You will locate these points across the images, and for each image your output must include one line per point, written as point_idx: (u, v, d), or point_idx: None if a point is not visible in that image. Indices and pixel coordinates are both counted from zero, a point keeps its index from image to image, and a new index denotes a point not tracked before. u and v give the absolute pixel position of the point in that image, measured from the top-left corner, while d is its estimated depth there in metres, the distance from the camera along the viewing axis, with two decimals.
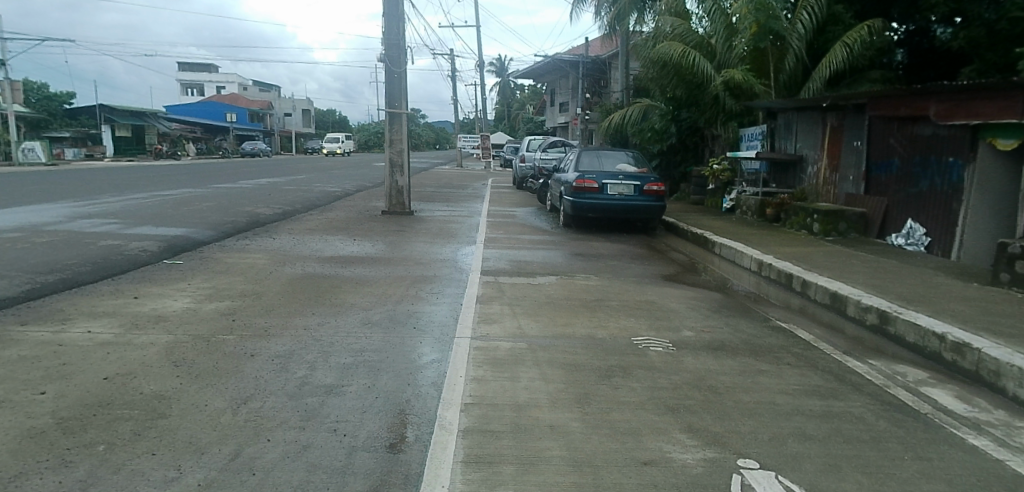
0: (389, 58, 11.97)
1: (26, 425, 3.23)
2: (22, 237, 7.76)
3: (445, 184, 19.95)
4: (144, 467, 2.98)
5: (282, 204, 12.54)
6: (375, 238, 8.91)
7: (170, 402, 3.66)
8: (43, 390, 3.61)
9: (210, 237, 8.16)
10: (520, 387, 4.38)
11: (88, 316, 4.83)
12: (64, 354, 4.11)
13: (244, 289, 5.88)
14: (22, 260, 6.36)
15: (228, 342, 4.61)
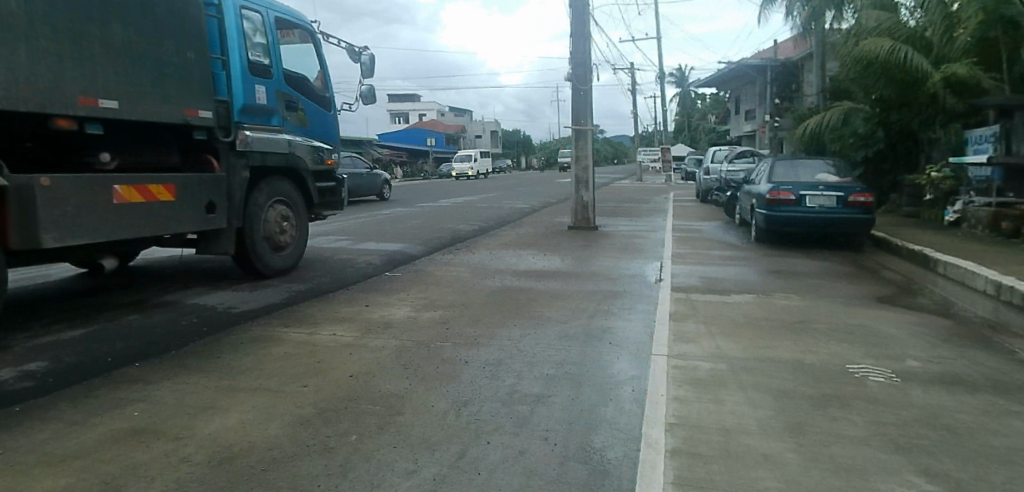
0: (576, 76, 12.30)
1: (297, 413, 3.82)
2: None
3: (627, 199, 19.89)
4: (389, 458, 3.37)
5: (478, 221, 13.41)
6: (564, 252, 9.17)
7: (404, 401, 4.09)
8: (306, 384, 4.24)
9: (421, 251, 8.98)
10: (725, 411, 4.24)
11: (331, 320, 5.56)
12: (318, 353, 4.79)
13: (453, 300, 6.38)
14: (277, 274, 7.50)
15: (445, 349, 5.03)
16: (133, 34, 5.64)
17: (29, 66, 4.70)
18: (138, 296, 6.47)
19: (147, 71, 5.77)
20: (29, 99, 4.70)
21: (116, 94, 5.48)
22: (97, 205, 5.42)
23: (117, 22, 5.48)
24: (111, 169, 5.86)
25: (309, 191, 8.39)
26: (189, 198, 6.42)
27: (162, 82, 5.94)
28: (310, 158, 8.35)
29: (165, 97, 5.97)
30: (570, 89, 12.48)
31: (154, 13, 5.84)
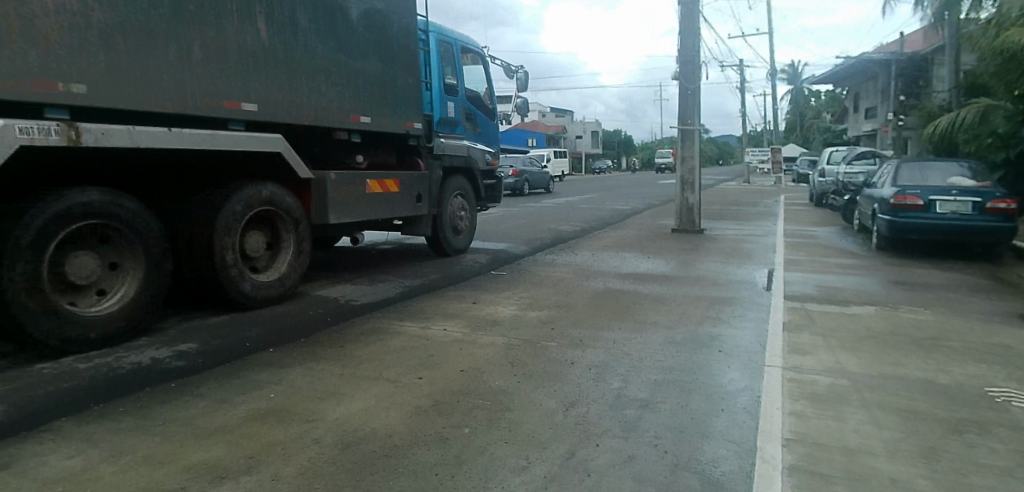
0: (684, 75, 12.02)
1: (414, 403, 4.01)
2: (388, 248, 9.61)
3: (733, 202, 19.16)
4: (501, 454, 3.45)
5: (579, 222, 13.40)
6: (669, 256, 8.98)
7: (513, 398, 4.18)
8: (420, 376, 4.44)
9: (524, 251, 9.09)
10: (847, 429, 4.01)
11: (442, 315, 5.78)
12: (430, 347, 4.99)
13: (557, 301, 6.43)
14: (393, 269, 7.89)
15: (551, 349, 5.08)
16: (387, 62, 7.35)
17: (328, 91, 6.51)
18: None
19: (392, 90, 7.50)
20: (333, 117, 6.59)
21: (373, 112, 7.25)
22: (357, 196, 7.20)
23: (376, 58, 7.16)
24: (364, 168, 7.62)
25: (479, 187, 10.02)
26: (405, 190, 8.11)
27: (399, 99, 7.67)
28: (482, 159, 10.07)
29: (400, 114, 7.73)
30: (677, 88, 12.21)
31: (397, 47, 7.54)
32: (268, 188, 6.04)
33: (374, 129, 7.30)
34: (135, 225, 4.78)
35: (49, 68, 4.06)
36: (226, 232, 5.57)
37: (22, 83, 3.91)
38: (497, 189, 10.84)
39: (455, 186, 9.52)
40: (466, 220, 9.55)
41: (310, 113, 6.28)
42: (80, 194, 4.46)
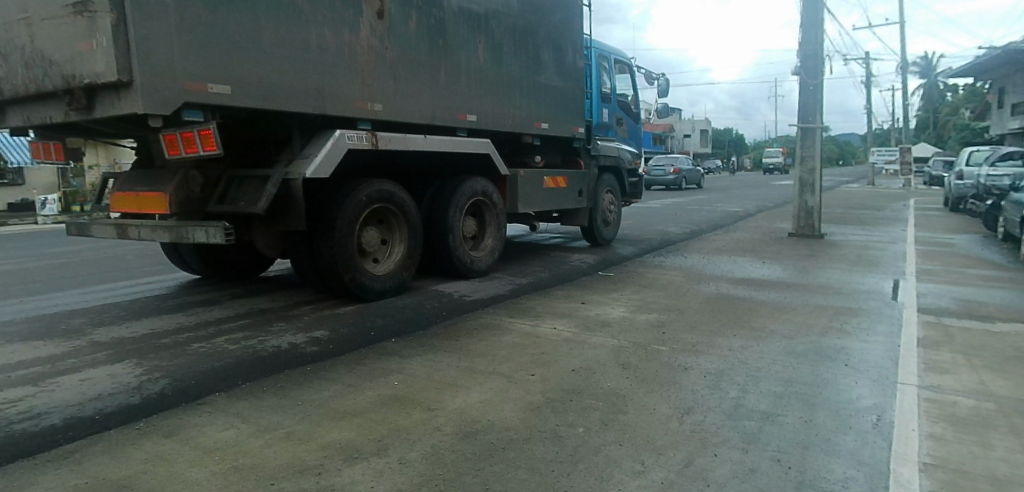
0: (805, 69, 11.41)
1: (528, 399, 4.10)
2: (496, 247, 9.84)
3: (856, 205, 17.90)
4: (616, 456, 3.45)
5: (688, 223, 13.07)
6: (785, 261, 8.56)
7: (626, 400, 4.16)
8: (533, 373, 4.52)
9: (631, 252, 8.99)
10: (995, 458, 3.65)
11: (551, 314, 5.84)
12: (542, 345, 5.07)
13: (668, 304, 6.32)
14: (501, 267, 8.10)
15: (664, 353, 5.00)
16: (557, 77, 8.83)
17: (516, 103, 8.10)
18: None
19: (561, 101, 9.00)
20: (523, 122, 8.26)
21: (547, 119, 8.73)
22: (533, 188, 8.72)
23: (549, 74, 8.65)
24: (540, 166, 9.19)
25: (625, 183, 11.38)
26: (570, 184, 9.54)
27: (566, 108, 9.16)
28: (627, 159, 11.34)
29: (566, 120, 9.19)
30: (798, 84, 11.61)
31: (566, 64, 8.99)
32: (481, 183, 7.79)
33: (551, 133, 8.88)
34: (409, 209, 6.58)
35: (363, 93, 6.13)
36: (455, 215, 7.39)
37: (348, 103, 5.98)
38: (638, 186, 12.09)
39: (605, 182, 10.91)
40: (615, 213, 10.94)
41: (510, 121, 8.03)
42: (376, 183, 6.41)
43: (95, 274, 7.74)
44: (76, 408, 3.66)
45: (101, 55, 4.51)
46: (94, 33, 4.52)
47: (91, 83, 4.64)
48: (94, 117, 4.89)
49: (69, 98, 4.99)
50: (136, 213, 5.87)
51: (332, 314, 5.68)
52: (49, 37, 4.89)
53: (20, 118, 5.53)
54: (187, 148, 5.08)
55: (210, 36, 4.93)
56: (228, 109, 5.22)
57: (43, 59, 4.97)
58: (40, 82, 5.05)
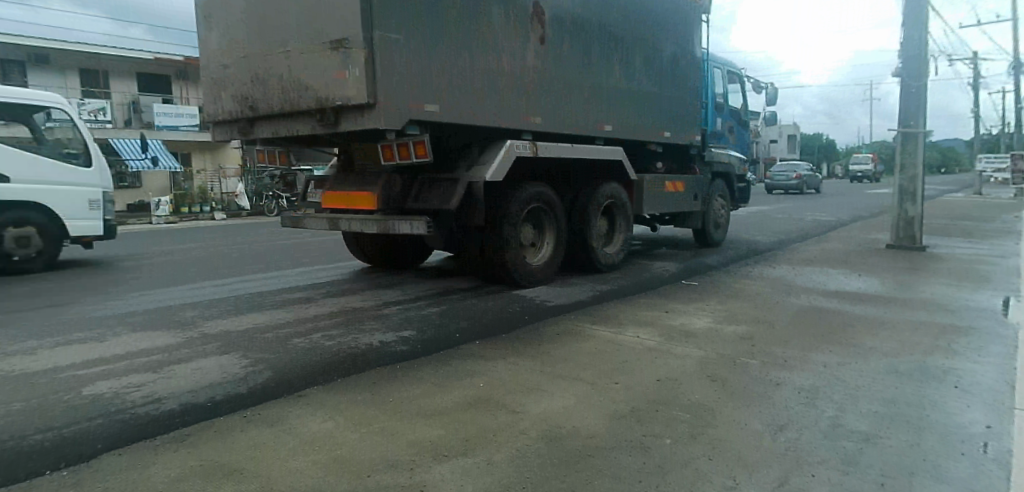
0: (907, 71, 10.78)
1: (613, 407, 4.06)
2: None
3: (962, 216, 16.64)
4: (706, 470, 3.35)
5: (775, 233, 12.60)
6: (883, 275, 8.09)
7: (715, 414, 4.04)
8: (617, 381, 4.48)
9: (716, 262, 8.75)
10: None
11: (634, 322, 5.77)
12: (625, 353, 5.02)
13: (756, 316, 6.11)
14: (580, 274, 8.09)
15: (753, 367, 4.84)
16: (679, 89, 9.73)
17: (647, 114, 9.05)
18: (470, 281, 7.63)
19: (681, 111, 9.87)
20: (651, 130, 9.19)
21: (670, 128, 9.63)
22: (657, 190, 9.60)
23: (672, 87, 9.55)
24: (661, 172, 10.08)
25: (733, 188, 12.09)
26: (686, 188, 10.32)
27: (686, 117, 10.02)
28: (737, 165, 12.10)
29: (686, 128, 10.06)
30: (899, 86, 10.99)
31: (687, 76, 9.85)
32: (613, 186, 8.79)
33: (674, 141, 9.79)
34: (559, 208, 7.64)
35: (531, 108, 7.21)
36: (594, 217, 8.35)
37: (517, 116, 7.05)
38: (746, 191, 12.75)
39: (718, 187, 11.65)
40: (724, 216, 11.59)
41: (639, 129, 8.97)
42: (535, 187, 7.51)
43: (201, 271, 8.27)
44: (190, 394, 3.95)
45: (354, 82, 5.75)
46: (348, 65, 5.76)
47: (343, 105, 5.89)
48: (338, 130, 6.14)
49: (318, 116, 6.24)
50: (346, 209, 7.24)
51: (456, 306, 6.15)
52: (302, 66, 6.16)
53: (262, 131, 6.84)
54: (403, 155, 6.36)
55: (420, 65, 6.06)
56: (434, 124, 6.44)
57: (296, 83, 6.25)
58: (290, 102, 6.34)
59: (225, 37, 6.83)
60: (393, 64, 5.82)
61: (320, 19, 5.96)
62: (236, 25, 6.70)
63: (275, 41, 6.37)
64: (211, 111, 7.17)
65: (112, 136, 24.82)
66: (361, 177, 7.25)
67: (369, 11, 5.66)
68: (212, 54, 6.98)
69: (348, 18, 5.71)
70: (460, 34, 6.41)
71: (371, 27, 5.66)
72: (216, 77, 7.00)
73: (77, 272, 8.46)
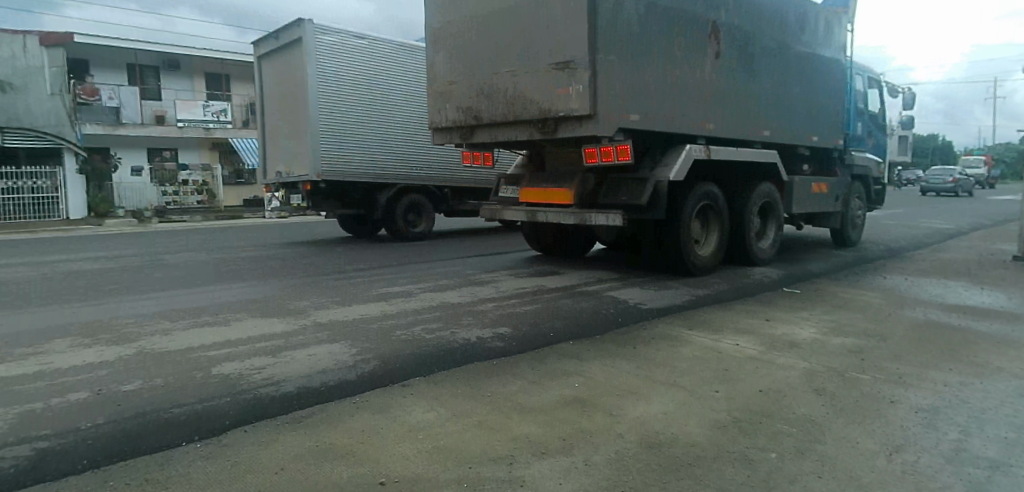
0: None
1: (713, 416, 3.97)
2: None
3: None
4: (816, 488, 3.19)
5: (886, 241, 11.91)
6: (1011, 289, 7.45)
7: (823, 430, 3.86)
8: (717, 389, 4.37)
9: (820, 269, 8.37)
10: None
11: (733, 330, 5.62)
12: (725, 360, 4.89)
13: (867, 328, 5.79)
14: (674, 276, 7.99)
15: (865, 382, 4.59)
16: (823, 93, 10.20)
17: (794, 117, 9.64)
18: (563, 278, 7.67)
19: (825, 114, 10.34)
20: (798, 134, 9.74)
21: (816, 131, 10.13)
22: (802, 191, 10.05)
23: (818, 92, 10.08)
24: (808, 174, 10.47)
25: (870, 190, 12.21)
26: (829, 190, 10.68)
27: (829, 121, 10.47)
28: (874, 168, 12.19)
29: (829, 131, 10.47)
30: None
31: (830, 82, 10.35)
32: (768, 186, 9.42)
33: (819, 144, 10.22)
34: (722, 206, 8.45)
35: (704, 116, 8.13)
36: (750, 215, 9.02)
37: (694, 122, 8.01)
38: (881, 194, 12.76)
39: (856, 189, 11.84)
40: (861, 218, 11.77)
41: (788, 132, 9.52)
42: (702, 187, 8.35)
43: (312, 263, 8.80)
44: (306, 379, 4.24)
45: (577, 96, 7.07)
46: (572, 82, 7.09)
47: (565, 115, 7.23)
48: (555, 136, 7.52)
49: (539, 124, 7.67)
50: (542, 202, 8.59)
51: (551, 305, 6.22)
52: (527, 84, 7.63)
53: (484, 137, 8.47)
54: (606, 157, 7.47)
55: (624, 80, 7.20)
56: (634, 131, 7.57)
57: (520, 97, 7.74)
58: (516, 113, 7.83)
59: (451, 61, 8.55)
60: (608, 80, 7.05)
61: (544, 46, 7.37)
62: (463, 50, 8.38)
63: (499, 64, 7.94)
64: (435, 119, 8.99)
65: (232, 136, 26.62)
66: (556, 176, 8.53)
67: (593, 39, 6.91)
68: (440, 74, 8.76)
69: (572, 43, 7.04)
70: (649, 52, 7.42)
71: (594, 51, 6.92)
72: (443, 91, 8.73)
73: (204, 260, 9.22)
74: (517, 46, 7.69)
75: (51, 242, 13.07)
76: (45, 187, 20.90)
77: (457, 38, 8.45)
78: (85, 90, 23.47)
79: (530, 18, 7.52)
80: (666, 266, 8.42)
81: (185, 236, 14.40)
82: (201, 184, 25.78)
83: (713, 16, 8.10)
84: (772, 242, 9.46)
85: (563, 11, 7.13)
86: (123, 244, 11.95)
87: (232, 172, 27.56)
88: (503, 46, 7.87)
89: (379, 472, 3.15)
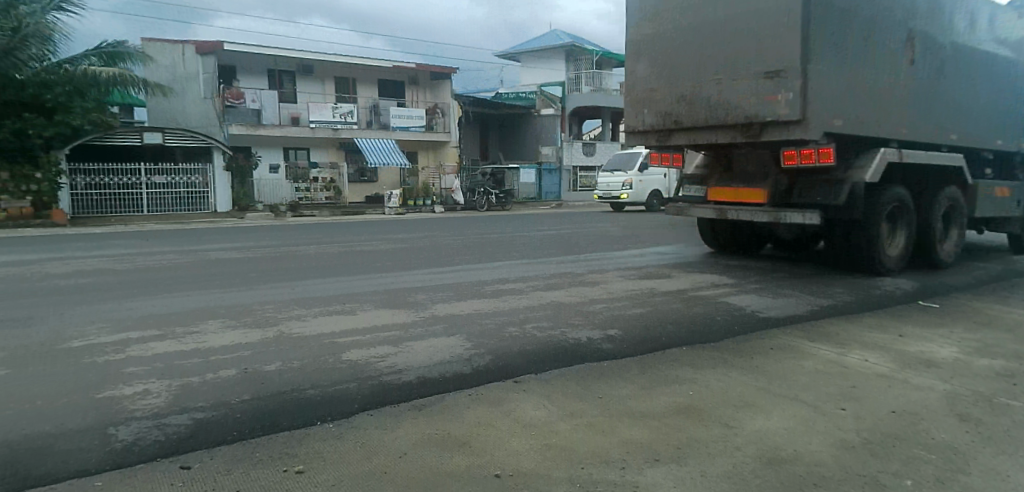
0: None
1: (840, 436, 3.73)
2: (785, 264, 9.18)
3: None
4: None
5: None
6: None
7: (967, 459, 3.51)
8: (844, 407, 4.12)
9: (961, 282, 7.67)
10: None
11: (861, 344, 5.28)
12: (852, 376, 4.61)
13: (1020, 350, 5.22)
14: (793, 283, 7.61)
15: (1018, 410, 4.14)
16: (1009, 93, 9.56)
17: (978, 120, 9.16)
18: (677, 280, 7.52)
19: (1010, 115, 9.68)
20: (981, 137, 9.26)
21: (1001, 133, 9.56)
22: (983, 195, 9.48)
23: (1004, 92, 9.47)
24: (991, 178, 9.81)
25: None
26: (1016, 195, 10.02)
27: (1016, 122, 9.80)
28: None
29: (1013, 134, 9.79)
30: None
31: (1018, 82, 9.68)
32: (953, 190, 9.11)
33: (1002, 147, 9.61)
34: (908, 207, 8.40)
35: (899, 121, 8.11)
36: (935, 218, 8.83)
37: (891, 126, 8.03)
38: None
39: None
40: None
41: (971, 135, 9.09)
42: (886, 189, 8.34)
43: (429, 258, 9.16)
44: (425, 369, 4.46)
45: (786, 104, 7.29)
46: (782, 90, 7.30)
47: (772, 120, 7.45)
48: (760, 140, 7.75)
49: (741, 128, 7.90)
50: (733, 201, 8.82)
51: (664, 309, 6.14)
52: (731, 91, 7.84)
53: (681, 140, 8.69)
54: (805, 160, 7.69)
55: (830, 85, 7.35)
56: (836, 135, 7.67)
57: (724, 104, 7.96)
58: (718, 118, 8.05)
59: (651, 69, 8.81)
60: (817, 89, 7.24)
61: (749, 55, 7.59)
62: (663, 58, 8.64)
63: (702, 72, 8.17)
64: (631, 124, 9.26)
65: (356, 136, 28.08)
66: (746, 176, 8.70)
67: (806, 48, 7.12)
68: (639, 80, 9.00)
69: (783, 53, 7.25)
70: (852, 59, 7.53)
71: (806, 59, 7.13)
72: (641, 97, 9.01)
73: (332, 253, 9.87)
74: (721, 55, 7.91)
75: (205, 233, 14.54)
76: (198, 183, 23.40)
77: (657, 48, 8.71)
78: (231, 94, 25.36)
79: (733, 30, 7.78)
80: (851, 264, 8.53)
81: (315, 230, 15.46)
82: (330, 183, 27.35)
83: (912, 25, 8.13)
84: (955, 246, 9.17)
85: (772, 23, 7.35)
86: (265, 236, 13.02)
87: (356, 171, 29.18)
88: (705, 55, 8.12)
89: (493, 465, 3.24)
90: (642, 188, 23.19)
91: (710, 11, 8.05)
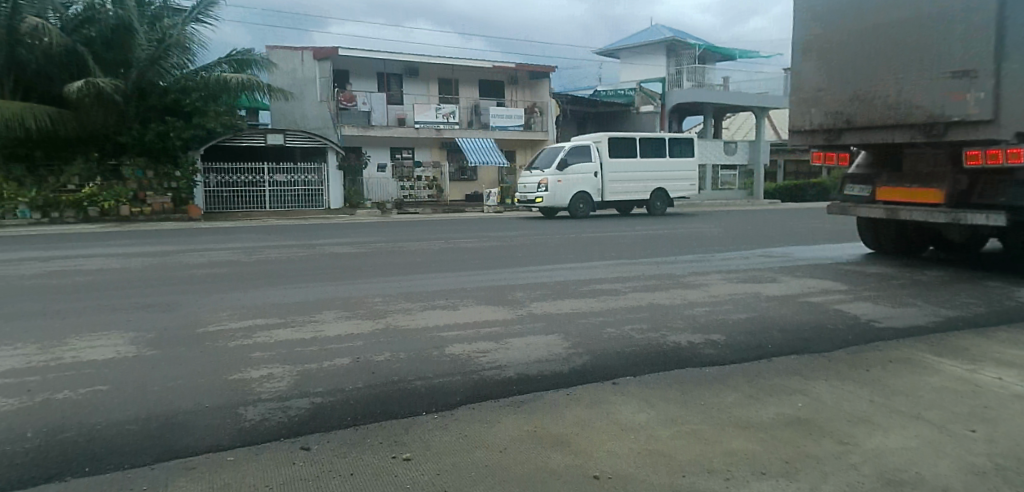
0: None
1: (970, 460, 3.44)
2: (906, 271, 8.52)
3: None
4: None
5: None
6: None
7: None
8: (974, 429, 3.80)
9: None
10: None
11: (995, 361, 4.84)
12: (983, 396, 4.25)
13: None
14: (914, 291, 7.06)
15: None
16: None
17: None
18: (783, 285, 7.20)
19: None
20: None
21: None
22: None
23: None
24: None
25: None
26: None
27: None
28: None
29: None
30: None
31: None
32: None
33: None
34: None
35: None
36: None
37: None
38: None
39: None
40: None
41: None
42: None
43: (526, 256, 9.29)
44: (525, 366, 4.55)
45: (977, 103, 7.02)
46: (972, 89, 7.04)
47: (958, 121, 7.21)
48: (942, 140, 7.47)
49: (922, 128, 7.63)
50: (904, 201, 8.44)
51: (769, 315, 5.90)
52: (914, 90, 7.60)
53: (851, 140, 8.46)
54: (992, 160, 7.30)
55: None
56: None
57: (903, 103, 7.73)
58: (896, 118, 7.82)
59: (820, 68, 8.66)
60: (1015, 87, 6.90)
61: (933, 55, 7.35)
62: (835, 58, 8.47)
63: (878, 71, 7.95)
64: (797, 123, 9.14)
65: (457, 136, 28.78)
66: (916, 176, 8.37)
67: (1001, 47, 6.80)
68: (807, 81, 8.88)
69: (975, 51, 6.96)
70: None
71: (1000, 58, 6.81)
72: (809, 97, 8.88)
73: (435, 249, 10.21)
74: (901, 55, 7.69)
75: (318, 229, 15.44)
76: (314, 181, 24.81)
77: (829, 47, 8.55)
78: (343, 97, 26.95)
79: (914, 28, 7.54)
80: None
81: (418, 227, 15.97)
82: (431, 180, 28.06)
83: None
84: None
85: (962, 21, 7.06)
86: (374, 233, 13.63)
87: (456, 169, 29.86)
88: (882, 53, 7.90)
89: (593, 466, 3.26)
90: (560, 189, 20.39)
91: (889, 10, 7.80)
